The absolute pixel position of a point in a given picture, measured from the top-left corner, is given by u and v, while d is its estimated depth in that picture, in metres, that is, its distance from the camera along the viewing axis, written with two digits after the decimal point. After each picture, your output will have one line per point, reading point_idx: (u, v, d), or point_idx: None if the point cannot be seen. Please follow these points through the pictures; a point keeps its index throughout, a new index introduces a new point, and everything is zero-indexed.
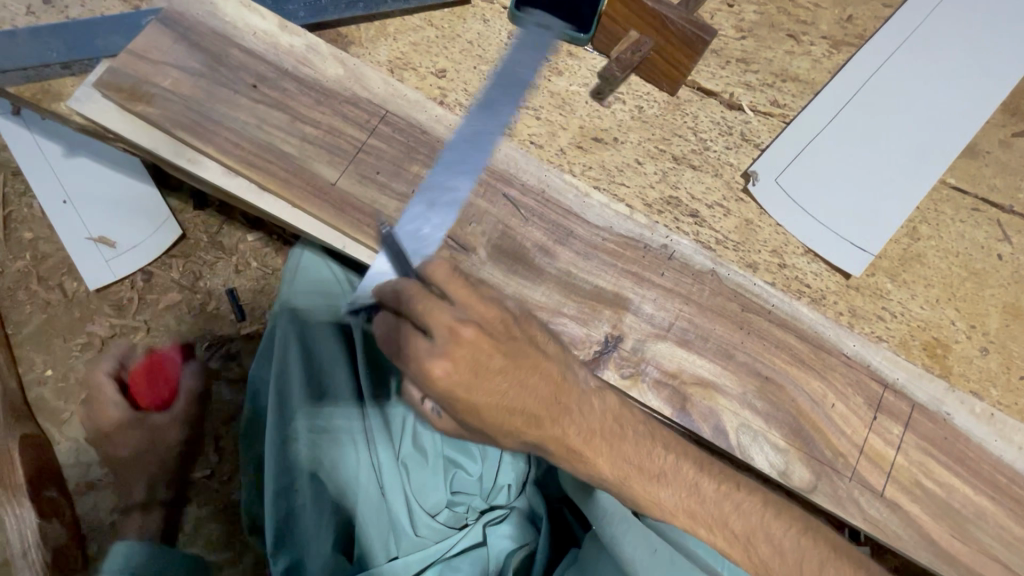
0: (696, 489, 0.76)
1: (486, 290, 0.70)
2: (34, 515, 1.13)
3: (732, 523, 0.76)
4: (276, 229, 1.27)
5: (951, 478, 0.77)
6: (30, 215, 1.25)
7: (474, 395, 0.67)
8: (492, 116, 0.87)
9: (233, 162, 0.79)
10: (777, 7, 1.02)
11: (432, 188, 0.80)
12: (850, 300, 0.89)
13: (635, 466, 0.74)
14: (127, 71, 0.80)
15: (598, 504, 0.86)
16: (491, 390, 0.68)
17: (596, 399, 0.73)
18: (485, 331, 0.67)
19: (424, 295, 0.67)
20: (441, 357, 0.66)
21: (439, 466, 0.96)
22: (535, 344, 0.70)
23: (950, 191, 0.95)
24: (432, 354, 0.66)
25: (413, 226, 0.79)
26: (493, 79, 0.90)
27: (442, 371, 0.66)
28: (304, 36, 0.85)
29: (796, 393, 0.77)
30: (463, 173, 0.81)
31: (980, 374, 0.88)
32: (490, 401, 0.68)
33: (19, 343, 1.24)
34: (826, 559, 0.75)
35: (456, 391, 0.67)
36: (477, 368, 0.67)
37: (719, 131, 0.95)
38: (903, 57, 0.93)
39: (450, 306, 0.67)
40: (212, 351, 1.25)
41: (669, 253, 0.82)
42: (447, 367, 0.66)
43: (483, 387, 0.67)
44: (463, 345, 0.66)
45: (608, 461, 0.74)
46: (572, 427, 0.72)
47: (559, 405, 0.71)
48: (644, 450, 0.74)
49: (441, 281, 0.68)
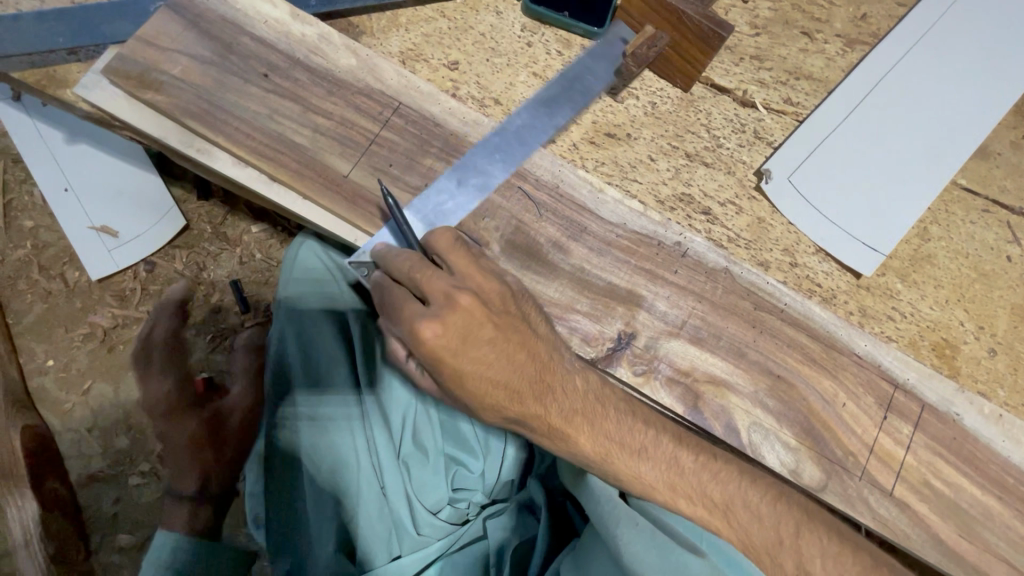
0: (675, 462, 0.76)
1: (487, 264, 0.73)
2: (37, 505, 1.12)
3: (709, 491, 0.75)
4: (280, 220, 1.26)
5: (960, 478, 0.77)
6: (30, 203, 1.24)
7: (461, 361, 0.69)
8: (547, 117, 0.88)
9: (244, 153, 0.78)
10: (792, 3, 1.01)
11: (466, 169, 0.80)
12: (861, 299, 0.89)
13: (617, 442, 0.74)
14: (137, 58, 0.79)
15: (589, 485, 0.78)
16: (477, 360, 0.70)
17: (579, 379, 0.74)
18: (482, 299, 0.70)
19: (422, 267, 0.70)
20: (434, 320, 0.68)
21: (440, 464, 0.93)
22: (528, 323, 0.71)
23: (961, 192, 0.95)
24: (426, 317, 0.68)
25: (438, 198, 0.79)
26: (567, 77, 0.90)
27: (433, 334, 0.67)
28: (316, 25, 0.84)
29: (807, 392, 0.77)
30: (501, 161, 0.82)
31: (988, 376, 0.88)
32: (477, 372, 0.70)
33: (19, 333, 1.23)
34: (800, 523, 0.75)
35: (442, 354, 0.68)
36: (465, 335, 0.69)
37: (732, 129, 0.95)
38: (918, 57, 0.93)
39: (448, 275, 0.70)
40: (215, 343, 1.25)
41: (683, 250, 0.81)
42: (438, 330, 0.68)
43: (469, 353, 0.69)
44: (458, 311, 0.68)
45: (591, 438, 0.74)
46: (554, 405, 0.73)
47: (543, 382, 0.72)
48: (625, 425, 0.75)
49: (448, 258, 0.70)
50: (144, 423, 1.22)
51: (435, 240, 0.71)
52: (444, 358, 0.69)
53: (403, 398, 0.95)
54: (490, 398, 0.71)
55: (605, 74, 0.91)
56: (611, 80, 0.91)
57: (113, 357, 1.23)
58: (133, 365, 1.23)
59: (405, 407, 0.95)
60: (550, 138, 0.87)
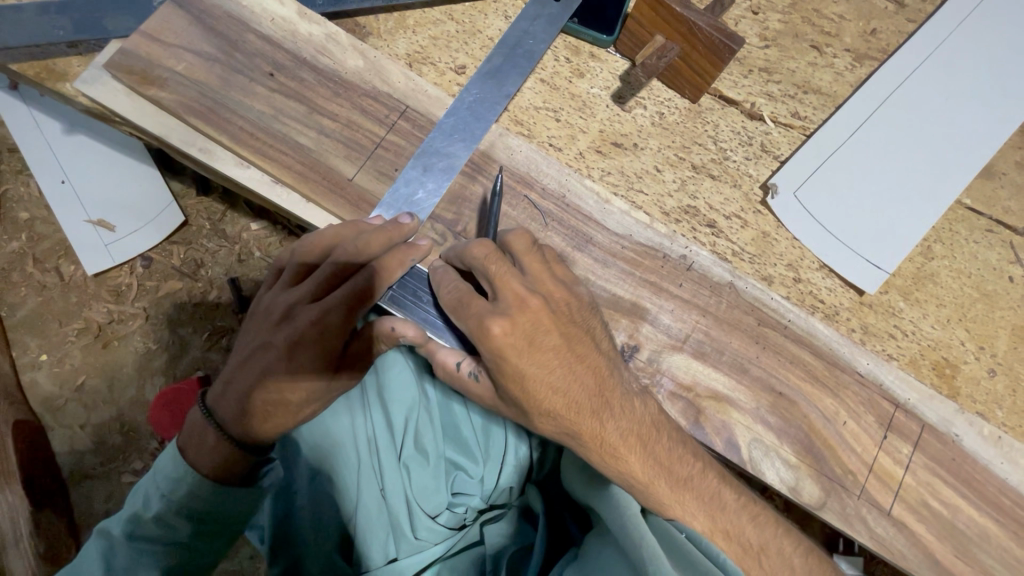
0: (694, 485, 0.71)
1: (560, 271, 0.73)
2: (27, 504, 1.05)
3: (747, 533, 0.72)
4: (281, 219, 1.24)
5: (957, 499, 0.77)
6: (26, 194, 1.22)
7: (525, 363, 0.66)
8: (494, 85, 0.85)
9: (247, 153, 0.77)
10: (802, 16, 1.00)
11: (428, 153, 0.79)
12: (863, 317, 0.89)
13: (662, 465, 0.70)
14: (139, 53, 0.77)
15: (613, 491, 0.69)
16: (535, 361, 0.67)
17: (637, 401, 0.70)
18: (550, 306, 0.69)
19: (497, 260, 0.69)
20: (502, 317, 0.66)
21: (440, 468, 0.94)
22: (592, 337, 0.71)
23: (966, 212, 0.95)
24: (494, 313, 0.66)
25: (406, 189, 0.77)
26: (505, 43, 0.87)
27: (505, 327, 0.65)
28: (323, 24, 0.83)
29: (808, 410, 0.77)
30: (462, 140, 0.80)
31: (987, 396, 0.88)
32: (535, 374, 0.67)
33: (12, 326, 1.22)
34: (802, 543, 0.75)
35: (509, 354, 0.65)
36: (532, 338, 0.67)
37: (739, 141, 0.94)
38: (925, 75, 0.92)
39: (521, 277, 0.70)
40: (211, 342, 1.22)
41: (688, 263, 0.81)
42: (508, 323, 0.66)
43: (535, 357, 0.67)
44: (527, 313, 0.67)
45: (642, 459, 0.69)
46: (611, 423, 0.69)
47: (601, 398, 0.69)
48: (675, 451, 0.71)
49: (478, 264, 0.69)
50: (137, 420, 1.20)
51: (460, 250, 0.71)
52: (508, 352, 0.65)
53: (405, 402, 0.96)
54: (541, 403, 0.67)
55: (543, 35, 0.88)
56: (551, 38, 0.88)
57: (107, 353, 1.21)
58: (127, 361, 1.21)
59: (409, 411, 0.96)
60: (502, 107, 0.84)
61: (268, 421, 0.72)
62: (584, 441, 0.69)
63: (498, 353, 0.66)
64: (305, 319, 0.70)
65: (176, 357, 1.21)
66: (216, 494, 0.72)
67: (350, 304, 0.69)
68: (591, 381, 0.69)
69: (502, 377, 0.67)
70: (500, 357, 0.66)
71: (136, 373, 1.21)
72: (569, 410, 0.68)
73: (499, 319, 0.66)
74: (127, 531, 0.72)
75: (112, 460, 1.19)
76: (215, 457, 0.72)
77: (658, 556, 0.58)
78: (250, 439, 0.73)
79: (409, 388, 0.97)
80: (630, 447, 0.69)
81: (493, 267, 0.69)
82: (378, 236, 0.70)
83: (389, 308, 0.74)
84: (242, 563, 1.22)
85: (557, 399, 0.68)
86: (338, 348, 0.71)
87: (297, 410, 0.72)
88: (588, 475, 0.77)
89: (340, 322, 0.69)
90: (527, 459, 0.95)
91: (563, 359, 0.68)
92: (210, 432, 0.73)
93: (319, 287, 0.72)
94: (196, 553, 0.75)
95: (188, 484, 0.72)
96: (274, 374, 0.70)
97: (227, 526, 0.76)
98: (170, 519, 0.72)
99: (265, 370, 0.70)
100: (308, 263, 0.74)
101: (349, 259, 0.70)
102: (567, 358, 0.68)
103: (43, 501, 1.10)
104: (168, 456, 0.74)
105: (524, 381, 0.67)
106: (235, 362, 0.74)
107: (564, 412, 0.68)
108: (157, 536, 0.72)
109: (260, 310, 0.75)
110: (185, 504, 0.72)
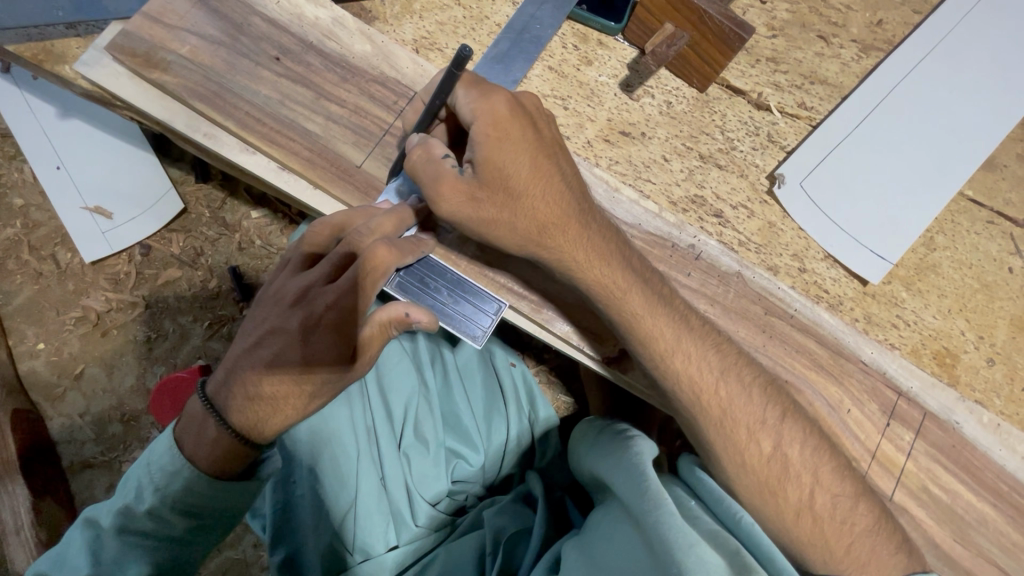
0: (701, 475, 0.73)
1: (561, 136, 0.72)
2: (28, 491, 1.06)
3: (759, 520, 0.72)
4: (282, 206, 1.23)
5: (956, 484, 0.79)
6: (20, 180, 1.20)
7: (518, 166, 0.67)
8: (503, 72, 0.85)
9: (253, 138, 0.76)
10: (810, 5, 1.00)
11: None
12: (866, 307, 0.90)
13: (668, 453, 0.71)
14: (142, 35, 0.75)
15: (628, 442, 0.78)
16: (532, 171, 0.68)
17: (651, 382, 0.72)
18: (530, 118, 0.69)
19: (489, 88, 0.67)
20: (503, 114, 0.66)
21: (440, 456, 0.95)
22: (561, 168, 0.71)
23: (967, 203, 0.96)
24: (491, 113, 0.66)
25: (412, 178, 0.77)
26: (513, 28, 0.87)
27: (504, 110, 0.67)
28: (329, 8, 0.81)
29: (813, 397, 0.78)
30: None
31: (985, 384, 0.90)
32: (518, 165, 0.67)
33: (9, 315, 1.20)
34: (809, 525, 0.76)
35: (508, 151, 0.67)
36: (514, 139, 0.67)
37: (746, 131, 0.94)
38: (932, 66, 0.92)
39: (508, 96, 0.68)
40: (212, 331, 1.21)
41: (696, 253, 0.82)
42: (510, 105, 0.67)
43: (528, 164, 0.68)
44: (519, 121, 0.67)
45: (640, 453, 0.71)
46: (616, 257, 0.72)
47: (583, 215, 0.71)
48: None
49: (484, 85, 0.67)
50: (137, 410, 1.20)
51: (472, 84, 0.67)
52: (495, 140, 0.66)
53: (405, 390, 0.98)
54: (515, 189, 0.67)
55: (552, 21, 0.87)
56: (559, 26, 0.87)
57: (106, 341, 1.20)
58: (127, 350, 1.20)
59: (410, 400, 0.98)
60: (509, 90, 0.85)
61: (277, 411, 0.71)
62: (544, 254, 0.70)
63: (487, 136, 0.66)
64: (319, 303, 0.68)
65: (176, 346, 1.20)
66: (216, 490, 0.72)
67: (361, 287, 0.67)
68: (568, 188, 0.71)
69: (494, 179, 0.67)
70: (487, 139, 0.66)
71: (137, 362, 1.20)
72: (567, 224, 0.70)
73: (499, 96, 0.67)
74: (117, 525, 0.71)
75: (113, 449, 1.18)
76: (215, 452, 0.71)
77: (656, 498, 0.66)
78: (260, 432, 0.72)
79: (409, 379, 0.99)
80: (594, 257, 0.70)
81: (486, 86, 0.67)
82: (392, 220, 0.71)
83: (395, 294, 0.74)
84: (245, 552, 1.20)
85: (529, 195, 0.68)
86: (356, 335, 0.69)
87: (307, 399, 0.72)
88: (602, 433, 0.85)
89: (355, 305, 0.68)
90: (528, 446, 0.99)
91: (550, 159, 0.70)
92: (212, 423, 0.71)
93: (332, 271, 0.70)
94: (190, 547, 0.75)
95: (185, 479, 0.70)
96: (286, 362, 0.69)
97: (222, 520, 0.76)
98: (165, 515, 0.71)
99: (275, 357, 0.70)
100: (319, 250, 0.73)
101: (361, 240, 0.69)
102: (542, 166, 0.69)
103: (45, 490, 1.09)
104: (162, 445, 0.73)
105: (499, 177, 0.67)
106: (242, 349, 0.73)
107: (533, 213, 0.69)
108: (150, 531, 0.72)
109: (268, 296, 0.74)
110: (180, 500, 0.71)
